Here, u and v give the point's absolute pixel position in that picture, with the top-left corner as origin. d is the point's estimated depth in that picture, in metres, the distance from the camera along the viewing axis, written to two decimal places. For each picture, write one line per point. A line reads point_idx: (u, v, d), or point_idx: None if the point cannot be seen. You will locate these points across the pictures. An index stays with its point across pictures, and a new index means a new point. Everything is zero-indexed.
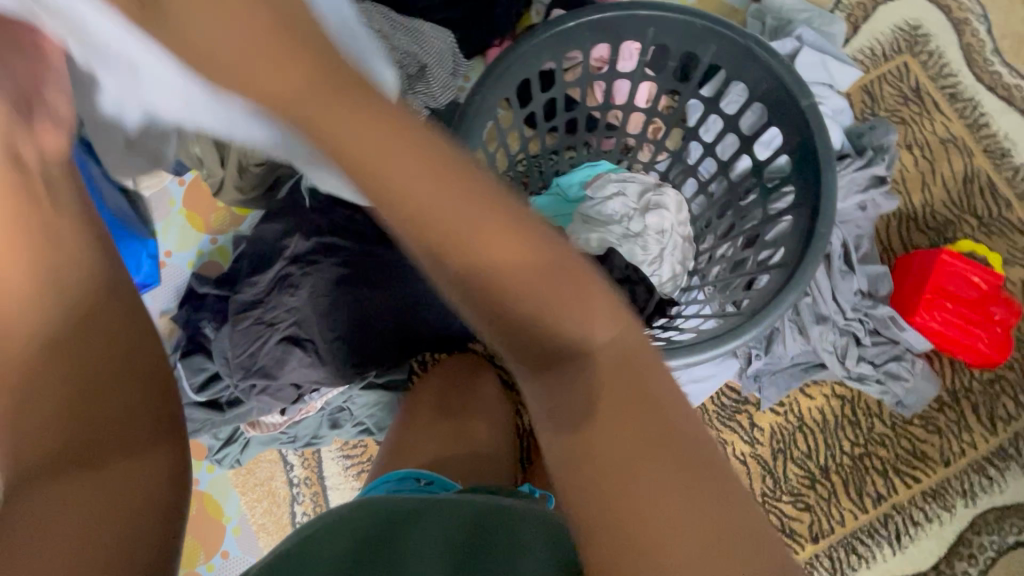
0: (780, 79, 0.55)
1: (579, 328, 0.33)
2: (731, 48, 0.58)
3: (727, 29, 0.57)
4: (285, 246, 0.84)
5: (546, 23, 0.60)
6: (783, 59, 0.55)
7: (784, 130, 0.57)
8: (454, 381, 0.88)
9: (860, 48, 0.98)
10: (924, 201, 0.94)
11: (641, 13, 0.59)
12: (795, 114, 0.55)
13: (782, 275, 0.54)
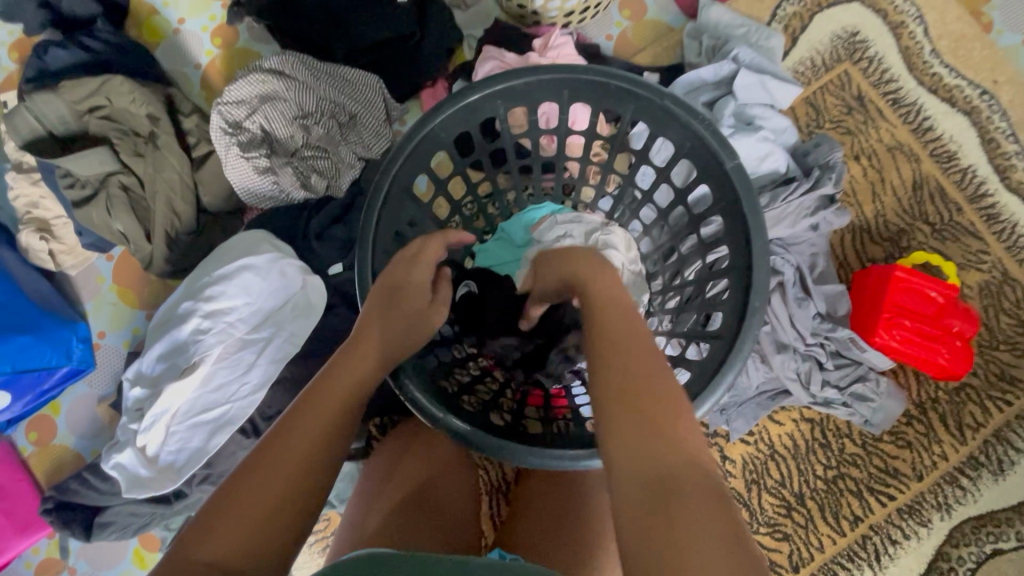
0: (702, 140, 0.54)
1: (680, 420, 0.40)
2: (650, 106, 0.57)
3: (645, 90, 0.56)
4: (204, 328, 0.77)
5: (452, 96, 0.58)
6: (703, 119, 0.54)
7: (713, 188, 0.55)
8: (412, 447, 0.82)
9: (799, 60, 0.97)
10: (875, 211, 0.93)
11: (555, 76, 0.58)
12: (720, 175, 0.54)
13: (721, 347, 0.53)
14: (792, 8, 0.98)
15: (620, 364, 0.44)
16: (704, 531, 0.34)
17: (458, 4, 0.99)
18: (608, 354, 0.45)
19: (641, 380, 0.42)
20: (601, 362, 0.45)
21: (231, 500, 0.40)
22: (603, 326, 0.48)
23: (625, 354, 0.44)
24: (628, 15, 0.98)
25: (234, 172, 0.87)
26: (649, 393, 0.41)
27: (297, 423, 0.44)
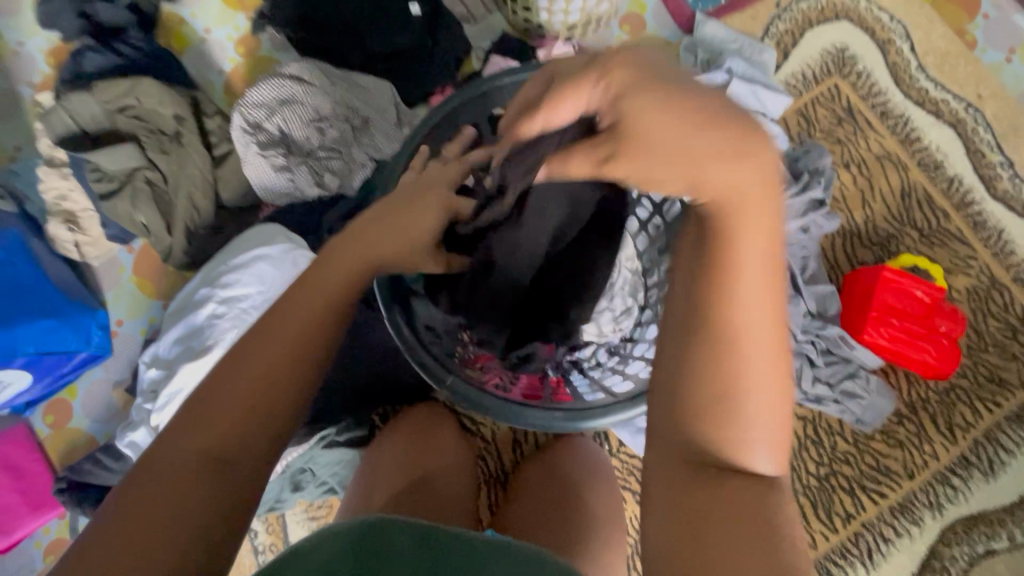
0: None
1: (768, 404, 0.38)
2: None
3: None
4: (219, 315, 0.81)
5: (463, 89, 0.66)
6: None
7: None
8: (415, 432, 0.85)
9: (791, 73, 1.01)
10: (865, 217, 0.96)
11: None
12: None
13: None
14: (785, 25, 1.03)
15: (736, 330, 0.38)
16: (743, 522, 0.36)
17: (468, 18, 1.06)
18: (717, 323, 0.38)
19: (744, 381, 0.38)
20: (699, 325, 0.39)
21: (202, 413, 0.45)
22: (731, 272, 0.38)
23: (738, 336, 0.38)
24: (628, 29, 1.04)
25: (253, 170, 0.92)
26: (749, 374, 0.38)
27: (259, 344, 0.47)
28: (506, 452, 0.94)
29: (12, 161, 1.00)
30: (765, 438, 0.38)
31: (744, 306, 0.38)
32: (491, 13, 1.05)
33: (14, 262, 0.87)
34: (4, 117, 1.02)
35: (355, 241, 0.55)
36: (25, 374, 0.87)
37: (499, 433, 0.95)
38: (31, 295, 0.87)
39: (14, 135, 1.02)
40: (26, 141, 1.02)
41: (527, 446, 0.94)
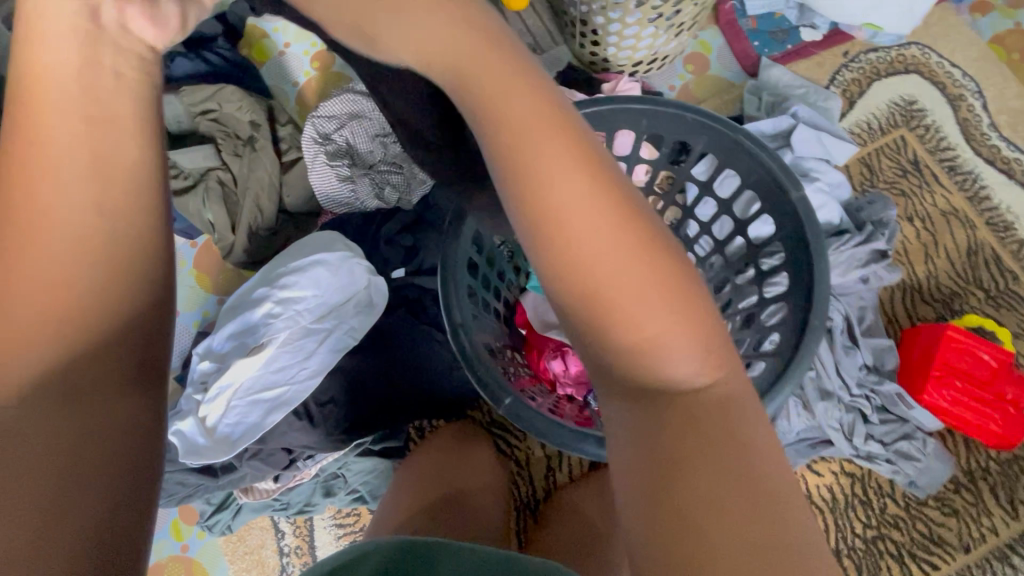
0: (770, 172, 0.55)
1: (641, 302, 0.34)
2: (721, 139, 0.58)
3: (714, 121, 0.58)
4: (275, 317, 0.83)
5: None
6: (772, 153, 0.56)
7: (776, 220, 0.57)
8: (454, 449, 0.85)
9: (856, 122, 1.01)
10: (927, 272, 0.93)
11: (635, 106, 0.59)
12: (783, 204, 0.55)
13: (778, 363, 0.53)
14: (852, 74, 1.03)
15: (564, 228, 0.35)
16: (701, 455, 0.32)
17: (534, 48, 1.09)
18: (548, 212, 0.35)
19: (608, 283, 0.34)
20: (538, 223, 0.35)
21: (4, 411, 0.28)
22: (533, 176, 0.35)
23: (571, 219, 0.35)
24: (691, 69, 1.05)
25: (318, 178, 0.95)
26: (602, 268, 0.35)
27: (31, 248, 0.30)
28: (538, 478, 0.93)
29: None
30: (659, 324, 0.35)
31: (560, 184, 0.35)
32: (557, 45, 1.09)
33: None
34: None
35: (63, 59, 0.32)
36: None
37: (532, 458, 0.94)
38: None
39: None
40: None
41: (559, 473, 0.93)
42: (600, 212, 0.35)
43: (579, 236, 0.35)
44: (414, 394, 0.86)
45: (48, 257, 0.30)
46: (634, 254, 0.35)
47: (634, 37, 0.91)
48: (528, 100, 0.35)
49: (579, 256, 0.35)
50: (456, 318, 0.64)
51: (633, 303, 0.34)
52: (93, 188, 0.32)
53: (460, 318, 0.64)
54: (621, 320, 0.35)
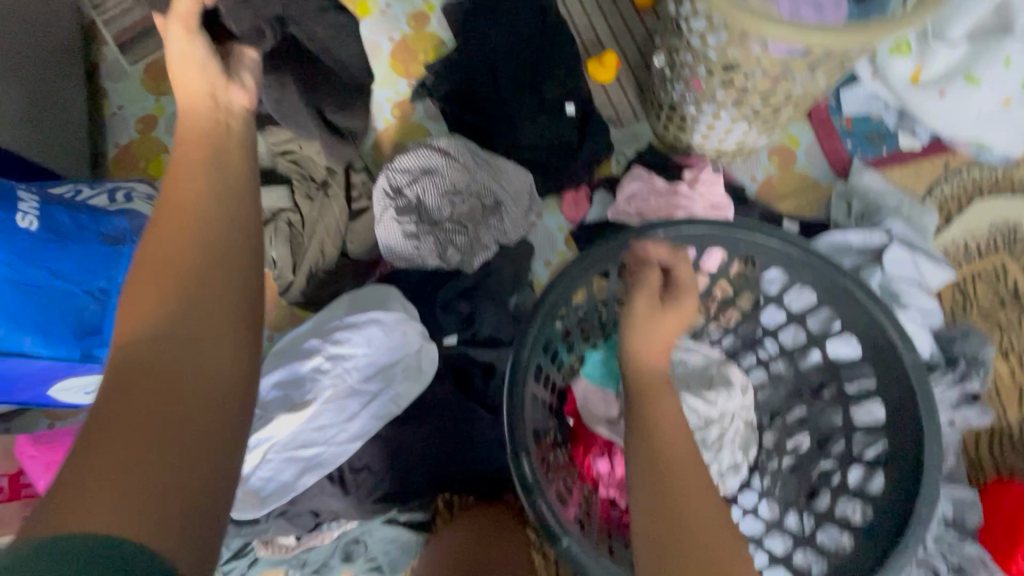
0: (884, 332, 0.62)
1: (709, 535, 0.46)
2: (832, 281, 0.64)
3: (829, 267, 0.64)
4: (323, 373, 0.81)
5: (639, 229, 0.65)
6: (886, 309, 0.62)
7: (886, 387, 0.63)
8: (483, 534, 0.79)
9: (952, 240, 0.94)
10: (1021, 418, 0.85)
11: (743, 233, 0.65)
12: (895, 366, 0.62)
13: (884, 523, 0.60)
14: (951, 189, 0.97)
15: (668, 466, 0.50)
16: None
17: (615, 121, 1.07)
18: (656, 450, 0.51)
19: (687, 510, 0.48)
20: (648, 453, 0.51)
21: (137, 362, 0.41)
22: (652, 427, 0.53)
23: (678, 465, 0.50)
24: (777, 161, 1.01)
25: (383, 232, 0.94)
26: (692, 506, 0.48)
27: (170, 252, 0.46)
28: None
29: None
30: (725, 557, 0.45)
31: (668, 435, 0.52)
32: (639, 121, 1.07)
33: None
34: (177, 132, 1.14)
35: (198, 144, 0.55)
36: None
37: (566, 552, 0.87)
38: None
39: None
40: None
41: None
42: (692, 466, 0.51)
43: (677, 470, 0.50)
44: (451, 471, 0.82)
45: (171, 259, 0.45)
46: (699, 484, 0.50)
47: (723, 130, 0.90)
48: (661, 386, 0.56)
49: (671, 483, 0.49)
50: (518, 432, 0.60)
51: (707, 532, 0.46)
52: (219, 218, 0.49)
53: (523, 436, 0.60)
54: (692, 540, 0.46)
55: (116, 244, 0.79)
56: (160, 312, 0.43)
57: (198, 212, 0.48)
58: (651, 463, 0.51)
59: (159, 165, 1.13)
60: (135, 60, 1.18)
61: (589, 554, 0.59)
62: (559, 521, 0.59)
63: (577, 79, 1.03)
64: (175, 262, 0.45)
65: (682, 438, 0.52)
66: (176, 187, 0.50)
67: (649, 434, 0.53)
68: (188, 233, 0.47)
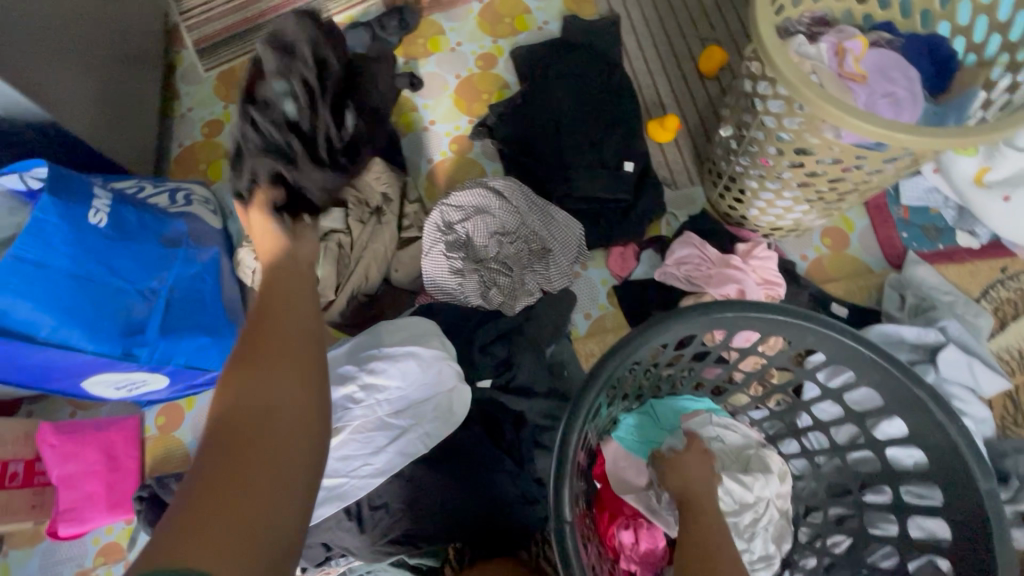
0: (953, 445, 0.59)
1: None
2: (901, 388, 0.62)
3: (898, 373, 0.62)
4: (354, 401, 0.80)
5: (704, 305, 0.63)
6: (960, 426, 0.59)
7: (959, 508, 0.59)
8: None
9: (1005, 346, 0.91)
10: None
11: (807, 327, 0.64)
12: (965, 484, 0.59)
13: None
14: (1007, 293, 0.95)
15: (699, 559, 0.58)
16: None
17: (669, 182, 1.07)
18: (692, 544, 0.60)
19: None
20: (686, 551, 0.59)
21: (238, 418, 0.49)
22: (693, 525, 0.62)
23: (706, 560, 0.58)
24: (829, 243, 1.00)
25: (430, 265, 0.94)
26: None
27: (276, 334, 0.57)
28: None
29: (231, 177, 1.15)
30: None
31: (703, 533, 0.60)
32: (693, 185, 1.07)
33: (203, 278, 0.86)
34: None
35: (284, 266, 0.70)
36: (162, 378, 0.88)
37: None
38: (202, 311, 0.85)
39: None
40: None
41: None
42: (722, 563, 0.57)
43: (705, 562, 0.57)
44: (470, 520, 0.80)
45: (277, 341, 0.57)
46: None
47: (782, 207, 0.89)
48: (704, 490, 0.66)
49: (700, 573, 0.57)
50: (563, 514, 0.57)
51: None
52: (310, 317, 0.62)
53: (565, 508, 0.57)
54: None
55: (171, 246, 0.84)
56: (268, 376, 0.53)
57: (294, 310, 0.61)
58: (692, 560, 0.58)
59: (217, 169, 1.15)
60: (210, 67, 1.22)
61: None
62: None
63: (637, 138, 1.04)
64: (281, 342, 0.57)
65: (716, 540, 0.59)
66: (277, 293, 0.64)
67: (693, 537, 0.61)
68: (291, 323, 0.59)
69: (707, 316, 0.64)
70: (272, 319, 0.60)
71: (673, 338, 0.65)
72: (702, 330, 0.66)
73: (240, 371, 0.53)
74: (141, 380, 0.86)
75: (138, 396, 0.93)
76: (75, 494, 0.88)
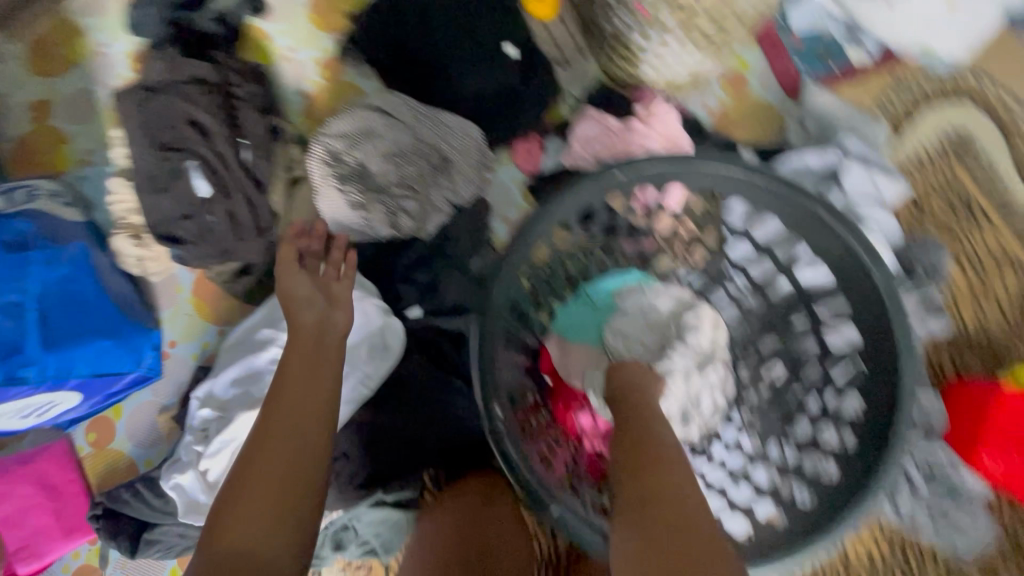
0: (857, 254, 0.61)
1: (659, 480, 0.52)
2: (798, 209, 0.63)
3: (795, 195, 0.62)
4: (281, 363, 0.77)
5: (597, 174, 0.61)
6: (858, 235, 0.61)
7: (864, 316, 0.64)
8: (477, 503, 0.76)
9: (905, 153, 0.93)
10: (978, 320, 0.86)
11: (704, 168, 0.63)
12: (866, 286, 0.62)
13: (861, 443, 0.64)
14: (902, 100, 0.95)
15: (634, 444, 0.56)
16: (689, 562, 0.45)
17: (561, 62, 0.98)
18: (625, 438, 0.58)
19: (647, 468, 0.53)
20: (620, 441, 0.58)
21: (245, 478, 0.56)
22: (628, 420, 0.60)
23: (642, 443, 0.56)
24: (730, 88, 0.97)
25: (326, 205, 0.88)
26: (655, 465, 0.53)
27: (291, 398, 0.62)
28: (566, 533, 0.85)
29: (82, 163, 1.00)
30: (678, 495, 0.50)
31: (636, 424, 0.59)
32: (585, 58, 0.98)
33: (76, 279, 0.84)
34: (80, 119, 1.02)
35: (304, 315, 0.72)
36: (75, 394, 0.83)
37: None
38: (89, 314, 0.83)
39: (87, 138, 1.01)
40: (99, 145, 1.01)
41: None
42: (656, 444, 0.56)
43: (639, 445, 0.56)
44: (434, 443, 0.81)
45: (292, 400, 0.62)
46: (679, 494, 0.50)
47: None
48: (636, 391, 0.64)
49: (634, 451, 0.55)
50: (494, 411, 0.59)
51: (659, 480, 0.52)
52: (318, 373, 0.65)
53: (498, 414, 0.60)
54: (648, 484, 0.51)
55: (22, 253, 0.82)
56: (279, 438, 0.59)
57: (307, 372, 0.65)
58: (629, 451, 0.56)
59: (63, 157, 1.00)
60: (13, 38, 1.03)
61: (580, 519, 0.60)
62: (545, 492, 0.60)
63: (515, 16, 0.95)
64: (293, 403, 0.62)
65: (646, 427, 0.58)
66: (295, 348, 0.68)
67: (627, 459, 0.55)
68: (302, 385, 0.64)
69: (602, 184, 0.61)
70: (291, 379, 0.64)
71: (574, 213, 0.63)
72: (603, 199, 0.63)
73: (240, 481, 0.56)
74: (50, 401, 0.82)
75: (57, 419, 0.86)
76: (23, 531, 0.87)
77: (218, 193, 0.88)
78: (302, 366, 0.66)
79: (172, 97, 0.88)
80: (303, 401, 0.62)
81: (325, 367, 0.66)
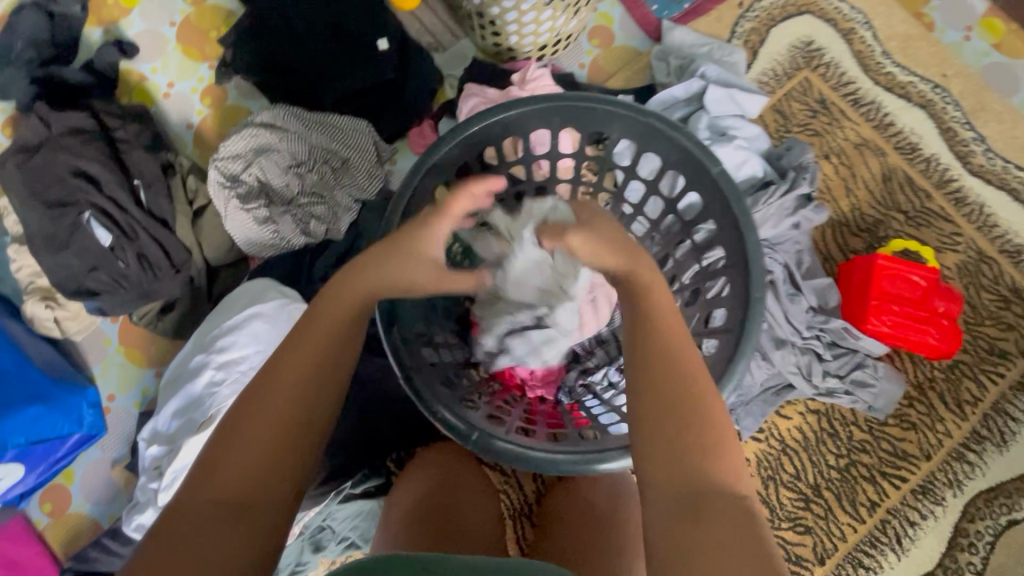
0: (689, 151, 0.63)
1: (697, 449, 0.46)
2: (638, 125, 0.65)
3: (634, 110, 0.65)
4: (217, 384, 0.78)
5: (455, 129, 0.64)
6: (685, 134, 0.63)
7: (704, 196, 0.64)
8: (440, 468, 0.81)
9: (762, 71, 1.02)
10: (851, 205, 0.97)
11: (548, 104, 0.65)
12: (708, 180, 0.63)
13: (730, 338, 0.61)
14: (750, 24, 1.04)
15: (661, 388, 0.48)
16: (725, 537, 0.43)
17: (436, 48, 1.05)
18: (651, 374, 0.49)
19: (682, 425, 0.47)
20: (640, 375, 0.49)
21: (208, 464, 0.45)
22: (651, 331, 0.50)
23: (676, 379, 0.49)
24: (598, 43, 1.04)
25: (235, 225, 0.90)
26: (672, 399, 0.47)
27: (283, 374, 0.48)
28: (528, 483, 0.91)
29: None
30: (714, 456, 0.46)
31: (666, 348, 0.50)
32: (459, 39, 1.05)
33: None
34: None
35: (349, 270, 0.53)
36: (15, 466, 0.83)
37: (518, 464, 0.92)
38: (13, 383, 0.84)
39: None
40: None
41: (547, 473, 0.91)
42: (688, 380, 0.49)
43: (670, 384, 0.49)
44: (388, 425, 0.87)
45: (281, 382, 0.48)
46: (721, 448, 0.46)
47: (532, 22, 0.90)
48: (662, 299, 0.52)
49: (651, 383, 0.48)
50: (402, 357, 0.65)
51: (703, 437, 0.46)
52: (324, 356, 0.50)
53: (409, 360, 0.65)
54: (679, 437, 0.46)
55: None
56: (263, 426, 0.46)
57: (314, 345, 0.50)
58: (650, 391, 0.48)
59: None
60: None
61: (496, 437, 0.65)
62: (464, 421, 0.65)
63: (381, 11, 0.98)
64: (286, 380, 0.48)
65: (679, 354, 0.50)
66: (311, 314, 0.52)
67: (662, 436, 0.47)
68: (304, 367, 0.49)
69: (464, 140, 0.65)
70: (290, 349, 0.49)
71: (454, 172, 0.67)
72: (476, 156, 0.67)
73: (220, 451, 0.46)
74: None
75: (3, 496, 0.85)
76: None
77: (123, 234, 0.87)
78: (309, 337, 0.50)
79: (55, 150, 0.88)
80: (300, 382, 0.48)
81: (334, 349, 0.51)
